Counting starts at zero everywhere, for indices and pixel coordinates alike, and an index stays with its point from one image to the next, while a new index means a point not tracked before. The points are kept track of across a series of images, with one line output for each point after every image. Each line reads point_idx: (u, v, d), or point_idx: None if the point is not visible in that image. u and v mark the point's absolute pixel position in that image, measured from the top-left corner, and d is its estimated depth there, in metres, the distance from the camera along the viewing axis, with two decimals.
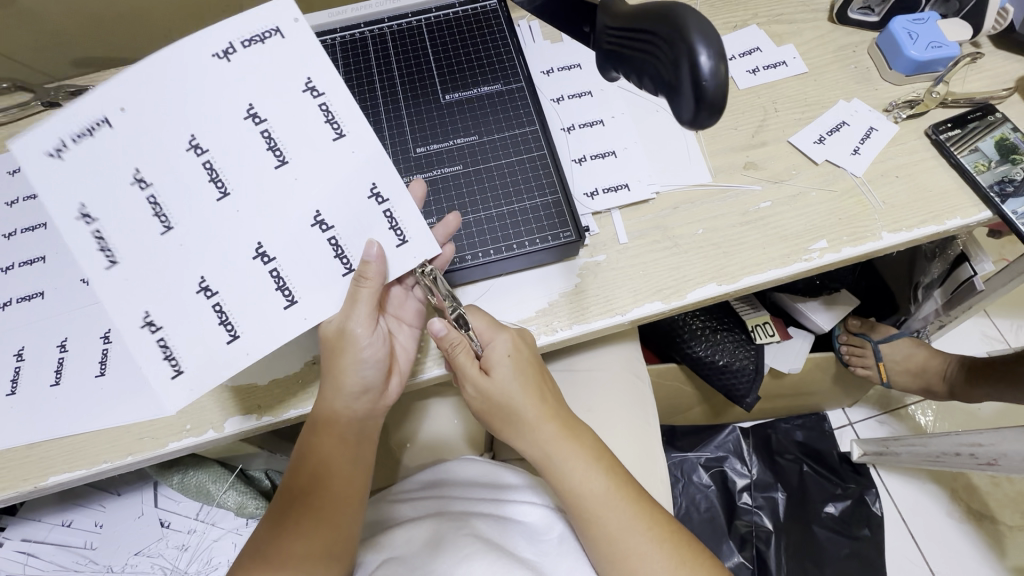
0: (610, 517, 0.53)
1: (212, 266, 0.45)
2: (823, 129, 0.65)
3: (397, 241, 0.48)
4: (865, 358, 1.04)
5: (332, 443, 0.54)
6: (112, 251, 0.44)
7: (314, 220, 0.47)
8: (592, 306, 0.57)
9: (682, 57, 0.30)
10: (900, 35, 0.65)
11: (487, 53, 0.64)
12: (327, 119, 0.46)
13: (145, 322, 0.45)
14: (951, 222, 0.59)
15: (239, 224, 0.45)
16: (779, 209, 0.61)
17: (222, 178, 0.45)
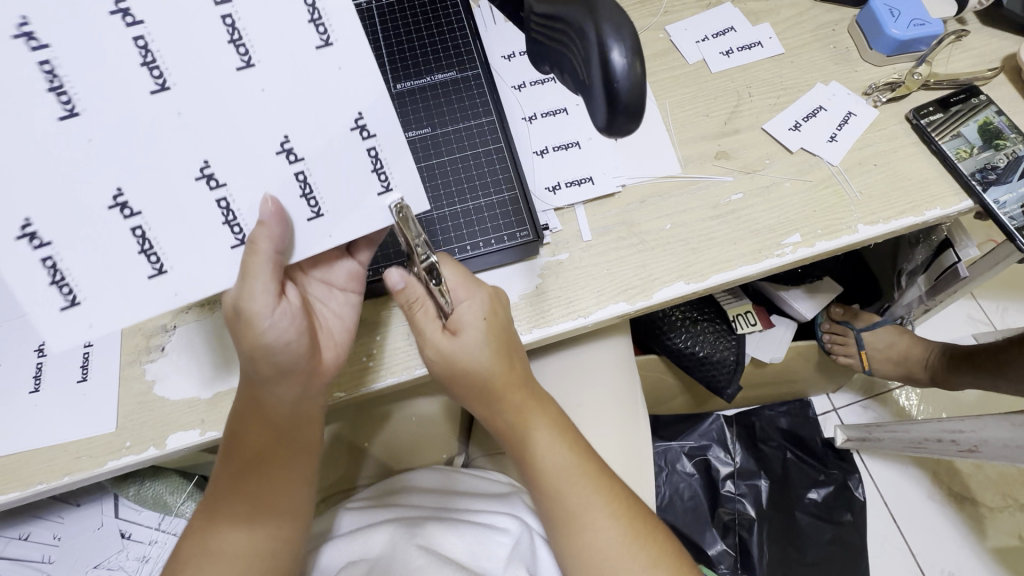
0: (573, 491, 0.51)
1: (132, 178, 0.37)
2: (799, 114, 0.61)
3: (311, 214, 0.41)
4: (848, 346, 1.03)
5: (259, 431, 0.46)
6: None
7: (280, 147, 0.39)
8: (554, 307, 0.55)
9: (597, 50, 0.30)
10: (881, 12, 0.61)
11: (442, 35, 0.60)
12: (311, 17, 0.37)
13: (22, 233, 0.36)
14: (931, 213, 0.57)
15: (176, 133, 0.37)
16: (751, 201, 0.58)
17: (159, 64, 0.36)
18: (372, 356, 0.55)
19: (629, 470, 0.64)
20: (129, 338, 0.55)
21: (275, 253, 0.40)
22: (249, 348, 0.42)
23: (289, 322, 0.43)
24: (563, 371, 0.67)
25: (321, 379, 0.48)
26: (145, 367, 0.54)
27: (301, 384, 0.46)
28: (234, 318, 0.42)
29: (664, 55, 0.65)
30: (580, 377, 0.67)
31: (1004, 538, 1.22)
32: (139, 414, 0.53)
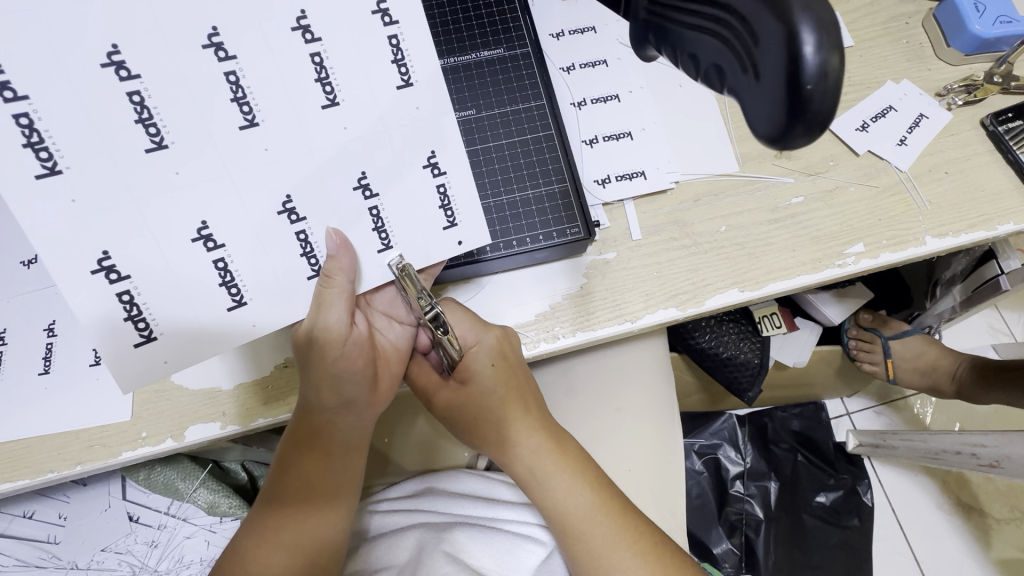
0: (594, 532, 0.48)
1: (218, 208, 0.36)
2: (867, 113, 0.57)
3: (380, 246, 0.41)
4: (874, 354, 1.00)
5: (314, 451, 0.47)
6: (53, 156, 0.32)
7: (357, 183, 0.39)
8: (600, 310, 0.51)
9: (777, 41, 0.22)
10: (965, 7, 0.57)
11: (490, 6, 0.55)
12: (395, 58, 0.37)
13: (101, 267, 0.34)
14: (1003, 228, 0.53)
15: (253, 166, 0.36)
16: (812, 205, 0.54)
17: (250, 99, 0.35)
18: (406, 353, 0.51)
19: (663, 481, 0.61)
20: None
21: (350, 287, 0.40)
22: (315, 376, 0.43)
23: (357, 354, 0.43)
24: (599, 372, 0.64)
25: (378, 407, 0.48)
26: None
27: (360, 412, 0.47)
28: (301, 353, 0.42)
29: None
30: (618, 380, 0.64)
31: (1009, 549, 1.22)
32: (156, 403, 0.50)
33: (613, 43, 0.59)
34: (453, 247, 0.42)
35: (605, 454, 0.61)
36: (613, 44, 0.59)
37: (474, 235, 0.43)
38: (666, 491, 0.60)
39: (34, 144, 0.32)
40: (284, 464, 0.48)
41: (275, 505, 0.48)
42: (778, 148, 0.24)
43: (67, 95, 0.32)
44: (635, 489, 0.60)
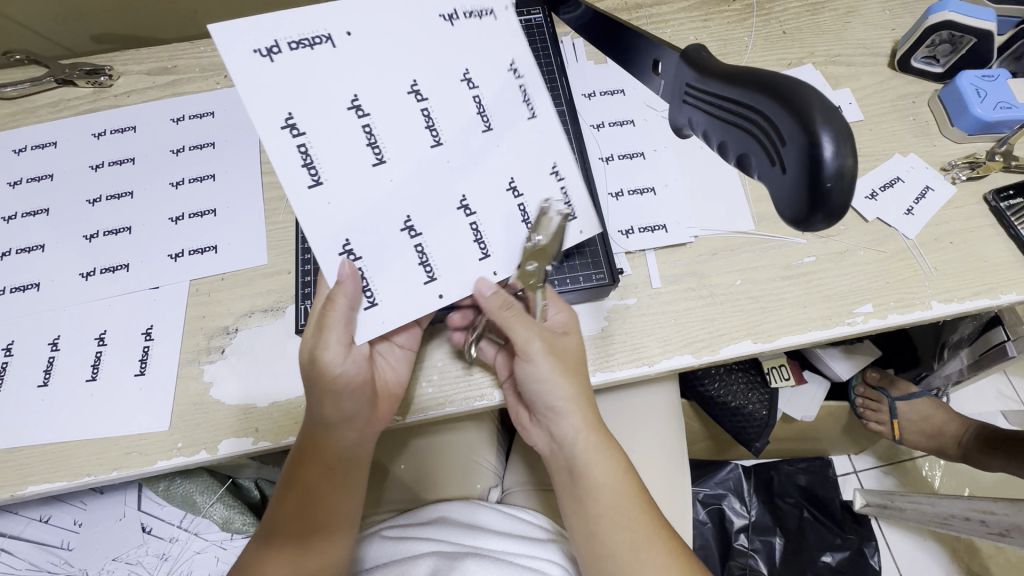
0: (625, 530, 0.48)
1: (420, 204, 0.42)
2: (875, 183, 0.61)
3: (426, 278, 0.44)
4: (880, 413, 1.02)
5: (317, 476, 0.49)
6: (381, 149, 0.41)
7: (403, 225, 0.42)
8: (619, 352, 0.54)
9: (795, 141, 0.25)
10: (967, 91, 0.61)
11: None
12: (479, 111, 0.43)
13: (405, 228, 0.42)
14: (1005, 297, 0.56)
15: (389, 198, 0.42)
16: (823, 265, 0.57)
17: (380, 144, 0.41)
18: (432, 383, 0.53)
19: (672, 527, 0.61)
20: (190, 336, 0.56)
21: (349, 310, 0.42)
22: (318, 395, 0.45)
23: (357, 369, 0.46)
24: (612, 414, 0.66)
25: (379, 424, 0.50)
26: (204, 368, 0.54)
27: (360, 428, 0.49)
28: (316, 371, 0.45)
29: None
30: (631, 422, 0.65)
31: None
32: (194, 415, 0.53)
33: (640, 105, 0.64)
34: (538, 254, 0.46)
35: None
36: (642, 106, 0.64)
37: (592, 225, 0.47)
38: None
39: (371, 144, 0.41)
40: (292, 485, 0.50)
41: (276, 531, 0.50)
42: (800, 231, 0.27)
43: (371, 123, 0.41)
44: None
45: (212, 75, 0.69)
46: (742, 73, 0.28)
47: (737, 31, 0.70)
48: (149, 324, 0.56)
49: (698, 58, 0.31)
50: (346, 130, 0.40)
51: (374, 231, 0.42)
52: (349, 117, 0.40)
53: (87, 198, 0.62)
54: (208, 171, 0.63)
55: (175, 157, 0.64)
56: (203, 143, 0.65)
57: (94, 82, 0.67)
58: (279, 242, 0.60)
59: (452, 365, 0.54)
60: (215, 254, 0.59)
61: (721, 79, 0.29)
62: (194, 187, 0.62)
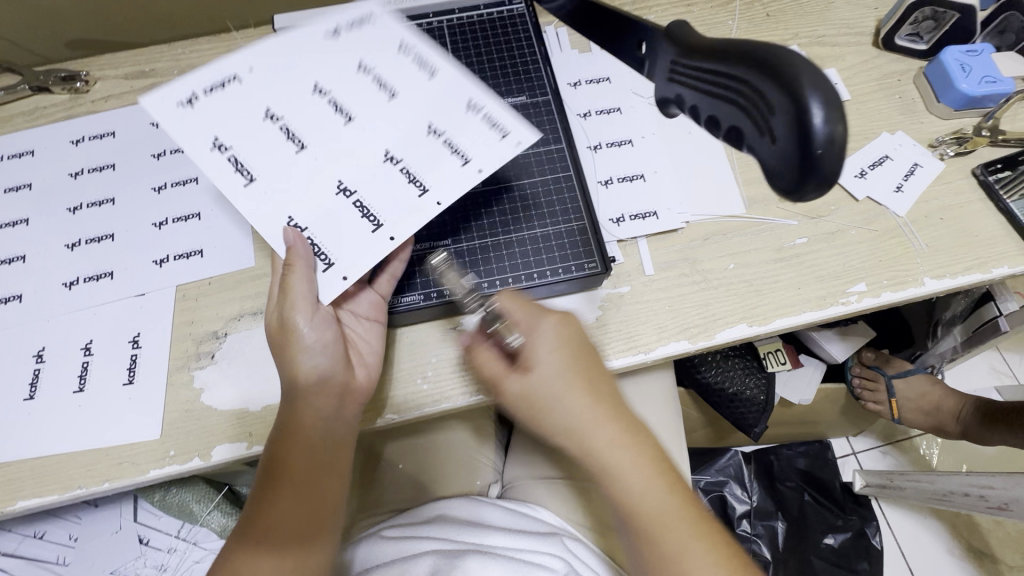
0: (671, 535, 0.44)
1: (346, 167, 0.46)
2: (865, 162, 0.61)
3: (372, 227, 0.46)
4: (877, 393, 1.02)
5: (302, 461, 0.47)
6: (299, 136, 0.47)
7: (339, 188, 0.46)
8: (615, 341, 0.54)
9: (784, 104, 0.25)
10: (952, 67, 0.61)
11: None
12: (379, 85, 0.48)
13: (340, 190, 0.46)
14: (997, 271, 0.56)
15: (315, 171, 0.46)
16: (815, 246, 0.57)
17: (298, 132, 0.47)
18: (427, 381, 0.53)
19: None
20: (177, 343, 0.55)
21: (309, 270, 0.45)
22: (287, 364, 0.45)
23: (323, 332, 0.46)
24: None
25: (356, 399, 0.49)
26: (194, 374, 0.53)
27: (336, 404, 0.48)
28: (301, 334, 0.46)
29: None
30: (629, 413, 0.65)
31: None
32: (185, 422, 0.52)
33: (625, 92, 0.63)
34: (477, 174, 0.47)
35: None
36: (626, 93, 0.63)
37: (527, 133, 0.47)
38: None
39: (297, 137, 0.47)
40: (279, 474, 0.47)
41: (260, 532, 0.46)
42: (791, 203, 0.28)
43: (285, 120, 0.47)
44: None
45: None
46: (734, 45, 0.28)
47: (720, 15, 0.70)
48: (135, 332, 0.55)
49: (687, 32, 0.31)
50: (275, 133, 0.47)
51: (325, 212, 0.46)
52: (273, 126, 0.47)
53: (67, 206, 0.60)
54: (190, 175, 0.62)
55: (156, 162, 0.63)
56: (184, 146, 0.63)
57: (69, 88, 0.66)
58: (266, 243, 0.59)
59: (447, 362, 0.53)
60: (201, 258, 0.58)
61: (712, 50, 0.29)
62: (177, 191, 0.61)
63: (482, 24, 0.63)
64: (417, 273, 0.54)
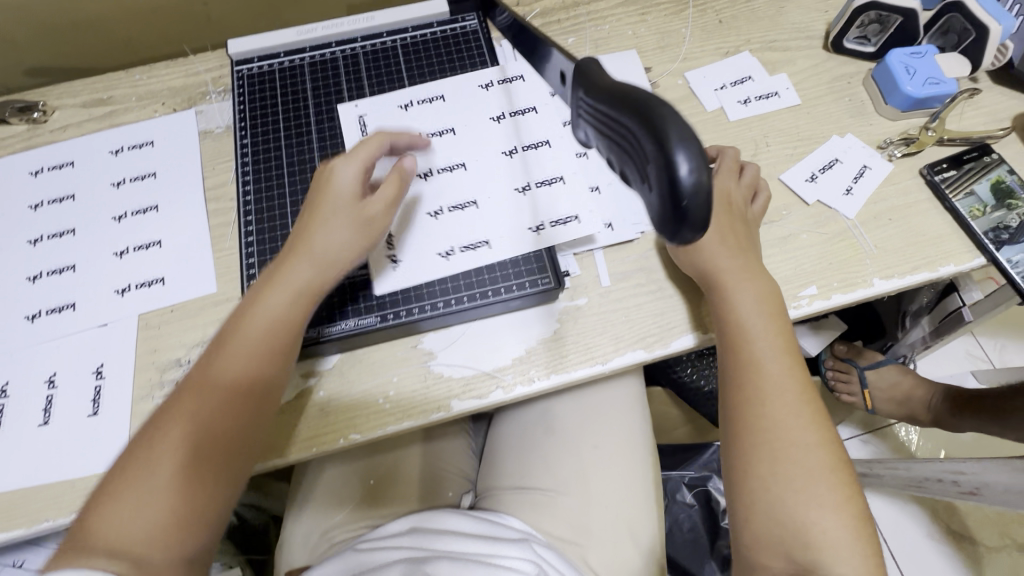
0: (782, 391, 0.47)
1: (506, 227, 0.56)
2: (816, 165, 0.62)
3: (483, 243, 0.56)
4: (850, 384, 1.05)
5: (222, 371, 0.46)
6: (437, 213, 0.57)
7: (468, 245, 0.56)
8: (574, 353, 0.55)
9: (657, 158, 0.26)
10: (897, 70, 0.62)
11: (308, 138, 0.61)
12: (438, 133, 0.60)
13: (478, 243, 0.56)
14: (944, 269, 0.57)
15: (503, 224, 0.57)
16: (767, 251, 0.58)
17: (439, 213, 0.57)
18: (389, 399, 0.54)
19: (636, 521, 0.62)
20: (141, 372, 0.55)
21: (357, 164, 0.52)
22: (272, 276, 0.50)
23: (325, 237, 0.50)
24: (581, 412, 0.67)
25: (275, 359, 0.47)
26: (158, 403, 0.54)
27: (268, 344, 0.47)
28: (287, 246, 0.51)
29: (683, 101, 0.66)
30: (599, 422, 0.66)
31: None
32: None
33: None
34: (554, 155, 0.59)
35: (588, 494, 0.62)
36: None
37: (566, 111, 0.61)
38: (639, 533, 0.61)
39: (436, 214, 0.57)
40: (212, 354, 0.47)
41: (143, 449, 0.43)
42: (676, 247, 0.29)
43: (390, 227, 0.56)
44: (613, 527, 0.61)
45: (150, 103, 0.68)
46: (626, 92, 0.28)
47: (674, 23, 0.71)
48: (99, 363, 0.55)
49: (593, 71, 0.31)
50: (428, 227, 0.57)
51: (482, 261, 0.56)
52: (431, 220, 0.57)
53: (27, 239, 0.61)
54: (150, 203, 0.62)
55: (116, 191, 0.63)
56: (143, 174, 0.64)
57: (27, 119, 0.66)
58: (228, 268, 0.59)
59: (407, 380, 0.54)
60: (163, 286, 0.58)
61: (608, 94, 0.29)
62: (138, 219, 0.61)
63: (435, 42, 0.65)
64: (363, 298, 0.55)
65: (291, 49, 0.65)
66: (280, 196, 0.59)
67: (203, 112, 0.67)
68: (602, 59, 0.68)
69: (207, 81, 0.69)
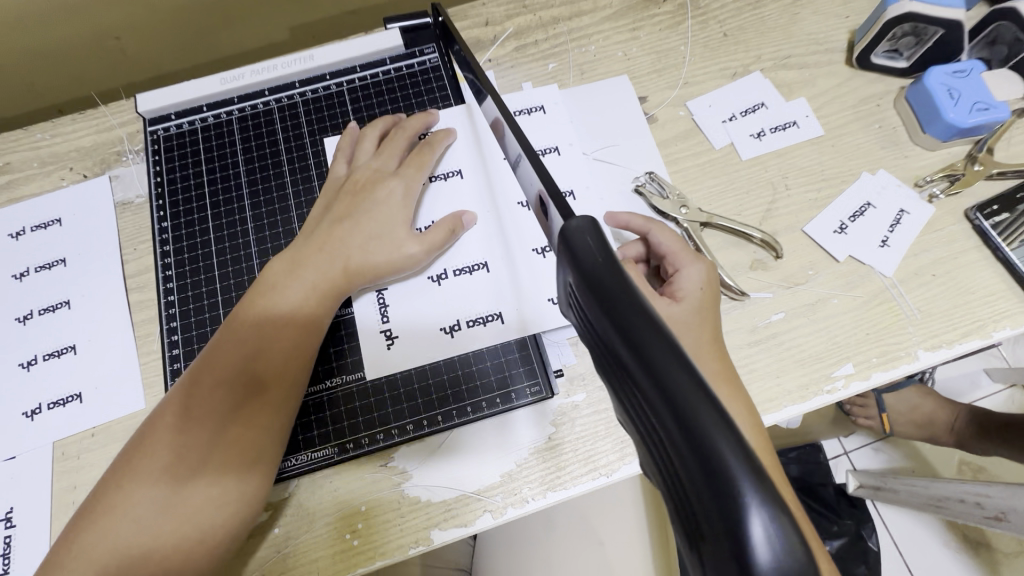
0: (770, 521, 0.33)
1: (507, 298, 0.48)
2: (844, 212, 0.53)
3: (496, 318, 0.48)
4: (867, 408, 0.99)
5: (213, 387, 0.42)
6: (439, 279, 0.49)
7: (474, 320, 0.48)
8: (573, 463, 0.46)
9: (722, 539, 0.16)
10: (938, 94, 0.53)
11: (240, 212, 0.52)
12: (440, 175, 0.52)
13: (492, 316, 0.48)
14: (999, 333, 0.49)
15: (506, 294, 0.49)
16: (794, 322, 0.50)
17: (442, 279, 0.49)
18: (357, 533, 0.45)
19: None
20: (59, 515, 0.46)
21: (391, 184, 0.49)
22: (280, 273, 0.46)
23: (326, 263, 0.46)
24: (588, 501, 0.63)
25: (272, 384, 0.43)
26: None
27: (267, 363, 0.43)
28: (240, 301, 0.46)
29: (686, 137, 0.56)
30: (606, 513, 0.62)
31: None
32: None
33: (563, 124, 0.55)
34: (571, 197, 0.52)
35: None
36: (563, 127, 0.55)
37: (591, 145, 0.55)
38: None
39: (439, 280, 0.49)
40: (144, 435, 0.42)
41: (144, 445, 0.41)
42: None
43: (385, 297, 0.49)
44: None
45: (55, 169, 0.57)
46: (721, 476, 0.16)
47: (671, 39, 0.60)
48: (7, 507, 0.46)
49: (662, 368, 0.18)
50: (424, 293, 0.49)
51: (503, 337, 0.48)
52: (431, 286, 0.49)
53: None
54: (62, 297, 0.52)
55: (19, 284, 0.53)
56: (52, 260, 0.53)
57: None
58: (158, 376, 0.49)
59: (377, 509, 0.45)
60: (81, 403, 0.49)
61: (686, 449, 0.17)
62: (48, 319, 0.51)
63: (390, 83, 0.56)
64: (315, 425, 0.47)
65: (216, 101, 0.55)
66: (207, 285, 0.50)
67: (118, 178, 0.56)
68: (589, 89, 0.58)
69: (122, 137, 0.57)
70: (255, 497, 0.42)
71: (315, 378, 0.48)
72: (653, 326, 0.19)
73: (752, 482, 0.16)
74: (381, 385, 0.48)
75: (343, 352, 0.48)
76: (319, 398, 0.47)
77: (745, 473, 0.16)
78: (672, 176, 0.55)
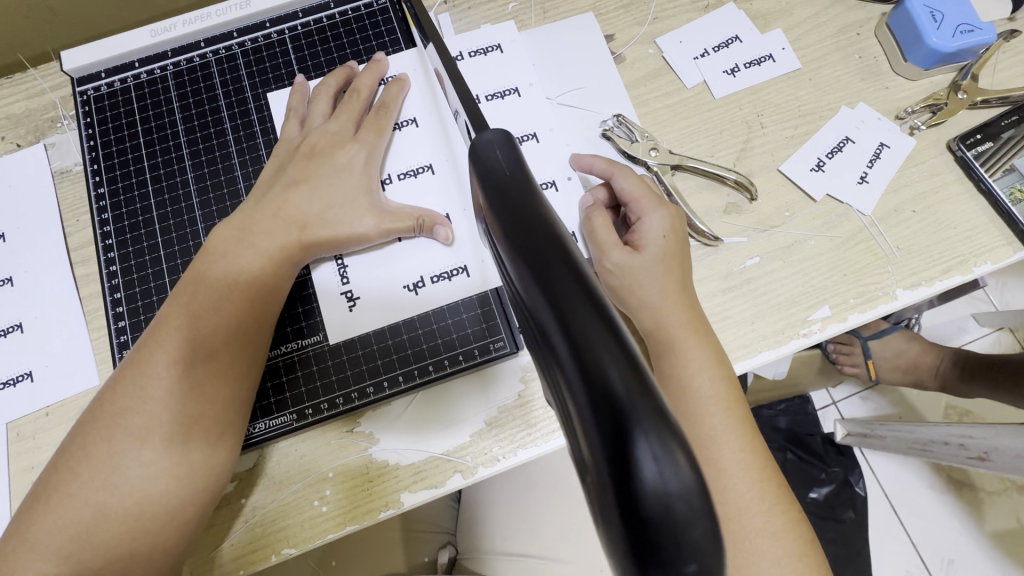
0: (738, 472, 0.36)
1: (469, 252, 0.47)
2: (821, 149, 0.51)
3: (462, 273, 0.46)
4: (853, 356, 0.97)
5: (170, 353, 0.40)
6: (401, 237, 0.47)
7: (438, 276, 0.46)
8: (543, 418, 0.45)
9: (599, 445, 0.17)
10: (921, 16, 0.50)
11: (181, 173, 0.49)
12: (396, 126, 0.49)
13: (457, 269, 0.46)
14: (979, 269, 0.48)
15: (471, 249, 0.47)
16: (770, 266, 0.48)
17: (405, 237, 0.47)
18: (326, 499, 0.44)
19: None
20: (18, 497, 0.45)
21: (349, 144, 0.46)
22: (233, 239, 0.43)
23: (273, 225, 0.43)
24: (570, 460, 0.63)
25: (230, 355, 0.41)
26: None
27: (224, 334, 0.41)
28: (188, 272, 0.43)
29: (656, 77, 0.53)
30: None
31: None
32: None
33: (522, 64, 0.52)
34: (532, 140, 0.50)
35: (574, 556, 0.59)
36: (524, 68, 0.52)
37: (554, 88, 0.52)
38: None
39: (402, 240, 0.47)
40: (97, 415, 0.39)
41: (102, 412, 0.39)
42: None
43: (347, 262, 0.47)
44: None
45: None
46: (606, 393, 0.17)
47: None
48: None
49: (564, 295, 0.18)
50: (386, 253, 0.47)
51: (468, 292, 0.46)
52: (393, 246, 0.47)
53: None
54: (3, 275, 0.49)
55: None
56: None
57: None
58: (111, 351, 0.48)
59: (346, 475, 0.44)
60: (31, 383, 0.47)
61: (576, 368, 0.17)
62: None
63: (336, 28, 0.52)
64: (275, 392, 0.45)
65: (148, 56, 0.52)
66: (151, 253, 0.48)
67: (54, 146, 0.53)
68: (552, 29, 0.54)
69: (55, 103, 0.53)
70: (218, 472, 0.41)
71: (279, 340, 0.46)
72: (566, 259, 0.19)
73: (636, 399, 0.17)
74: (342, 349, 0.46)
75: (302, 317, 0.46)
76: (278, 364, 0.46)
77: (632, 391, 0.17)
78: (641, 118, 0.52)
